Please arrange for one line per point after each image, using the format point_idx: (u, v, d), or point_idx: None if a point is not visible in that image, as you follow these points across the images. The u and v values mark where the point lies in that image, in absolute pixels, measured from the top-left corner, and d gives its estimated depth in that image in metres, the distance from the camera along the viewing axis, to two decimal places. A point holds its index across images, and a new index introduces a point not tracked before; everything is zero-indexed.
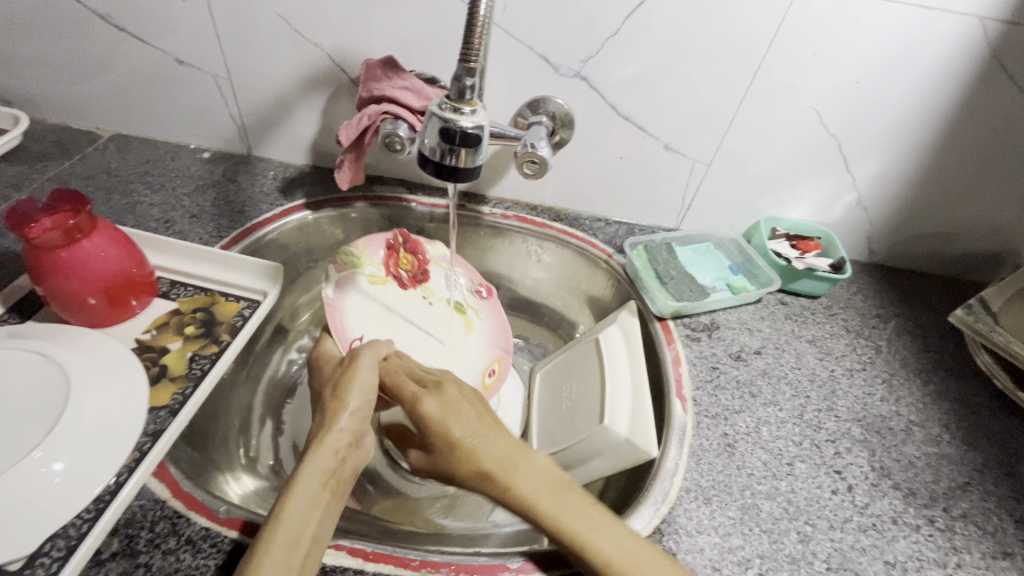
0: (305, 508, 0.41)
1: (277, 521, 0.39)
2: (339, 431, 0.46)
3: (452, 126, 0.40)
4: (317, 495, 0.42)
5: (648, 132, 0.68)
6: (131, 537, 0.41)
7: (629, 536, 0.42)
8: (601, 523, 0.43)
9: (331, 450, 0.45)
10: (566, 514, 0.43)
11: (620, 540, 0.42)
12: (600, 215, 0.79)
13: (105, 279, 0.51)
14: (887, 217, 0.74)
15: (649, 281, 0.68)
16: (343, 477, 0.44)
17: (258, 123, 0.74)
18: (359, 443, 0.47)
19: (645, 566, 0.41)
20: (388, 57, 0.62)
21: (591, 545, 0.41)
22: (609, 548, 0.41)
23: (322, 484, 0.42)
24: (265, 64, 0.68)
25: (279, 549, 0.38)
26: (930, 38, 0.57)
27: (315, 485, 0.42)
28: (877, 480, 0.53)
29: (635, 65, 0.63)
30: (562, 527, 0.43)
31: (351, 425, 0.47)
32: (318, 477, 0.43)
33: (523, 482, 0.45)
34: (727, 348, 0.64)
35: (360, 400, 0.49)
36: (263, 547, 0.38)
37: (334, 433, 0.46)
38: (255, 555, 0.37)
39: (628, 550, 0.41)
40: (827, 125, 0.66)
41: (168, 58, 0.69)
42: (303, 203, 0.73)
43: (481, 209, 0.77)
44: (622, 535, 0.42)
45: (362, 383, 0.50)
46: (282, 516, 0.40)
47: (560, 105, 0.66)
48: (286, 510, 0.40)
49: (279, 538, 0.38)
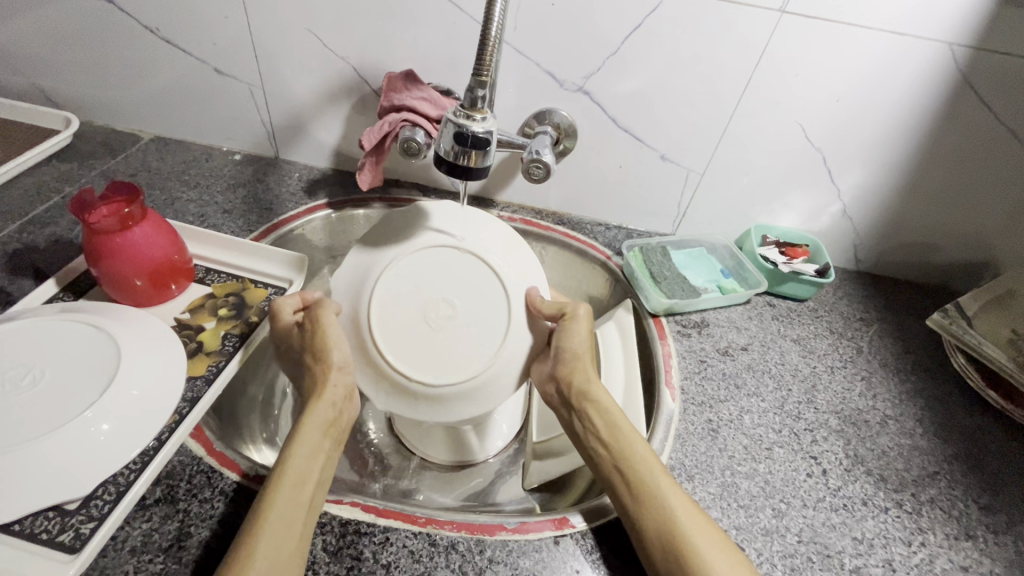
0: (308, 455, 0.47)
1: (285, 464, 0.46)
2: (330, 388, 0.52)
3: (465, 131, 0.46)
4: (317, 443, 0.49)
5: (645, 142, 0.74)
6: (171, 487, 0.47)
7: (698, 511, 0.47)
8: (681, 491, 0.48)
9: (324, 402, 0.51)
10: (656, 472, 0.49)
11: (693, 508, 0.47)
12: (601, 220, 0.84)
13: (151, 263, 0.57)
14: (871, 227, 0.78)
15: (644, 280, 0.73)
16: (339, 428, 0.51)
17: (286, 128, 0.81)
18: (348, 397, 0.54)
19: (708, 535, 0.45)
20: (408, 71, 0.68)
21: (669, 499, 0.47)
22: (680, 505, 0.47)
23: (322, 435, 0.50)
24: (296, 75, 0.74)
25: (286, 488, 0.44)
26: (905, 61, 0.63)
27: (315, 436, 0.49)
28: (850, 466, 0.57)
29: (634, 82, 0.68)
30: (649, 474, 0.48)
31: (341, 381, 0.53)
32: (317, 429, 0.50)
33: (632, 438, 0.51)
34: (715, 344, 0.69)
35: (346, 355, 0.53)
36: (274, 486, 0.44)
37: (324, 389, 0.52)
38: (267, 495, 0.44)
39: (692, 513, 0.46)
40: (813, 139, 0.71)
41: (208, 68, 0.76)
42: (325, 202, 0.79)
43: (489, 212, 0.83)
44: (693, 505, 0.47)
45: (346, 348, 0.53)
46: (288, 461, 0.46)
47: (564, 116, 0.72)
48: (293, 458, 0.46)
49: (286, 478, 0.45)
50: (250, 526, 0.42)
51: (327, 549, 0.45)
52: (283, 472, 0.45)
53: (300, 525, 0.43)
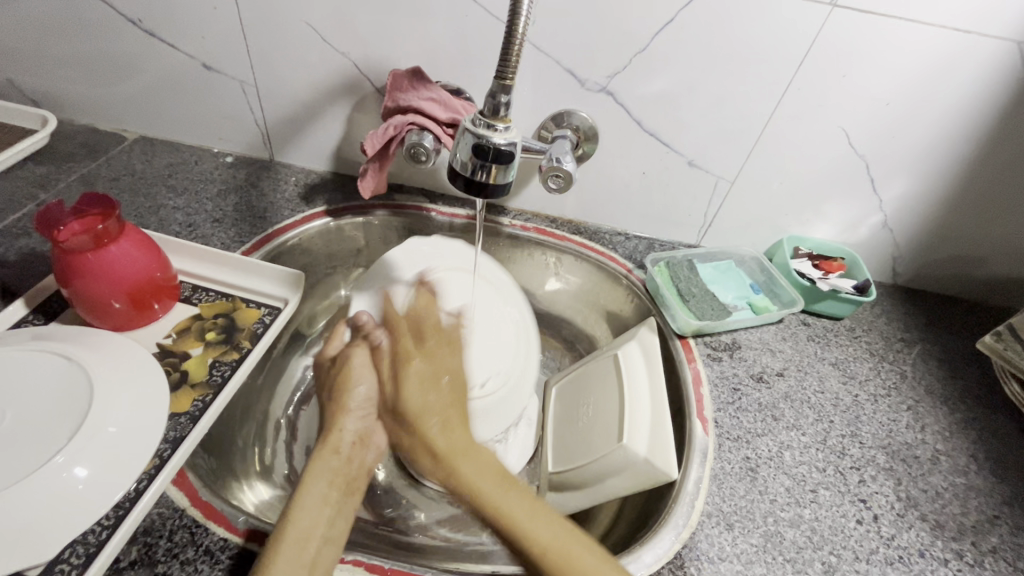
0: (315, 508, 0.44)
1: (286, 522, 0.42)
2: (342, 432, 0.52)
3: (486, 142, 0.40)
4: (325, 496, 0.46)
5: (672, 147, 0.68)
6: (149, 546, 0.41)
7: (568, 528, 0.44)
8: (543, 514, 0.45)
9: (337, 451, 0.50)
10: (503, 498, 0.45)
11: (561, 528, 0.44)
12: (620, 229, 0.78)
13: (130, 284, 0.51)
14: (913, 239, 0.73)
15: (671, 298, 0.67)
16: (352, 479, 0.49)
17: (281, 129, 0.75)
18: (365, 442, 0.53)
19: (581, 554, 0.42)
20: (414, 68, 0.62)
21: (524, 528, 0.43)
22: (545, 535, 0.43)
23: (330, 484, 0.47)
24: (292, 72, 0.68)
25: (288, 549, 0.40)
26: (965, 61, 0.57)
27: (322, 486, 0.46)
28: (903, 510, 0.52)
29: (663, 82, 0.62)
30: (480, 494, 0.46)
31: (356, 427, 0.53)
32: (325, 479, 0.47)
33: (469, 470, 0.48)
34: (748, 369, 0.63)
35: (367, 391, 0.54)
36: (276, 543, 0.40)
37: (336, 436, 0.52)
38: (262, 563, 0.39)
39: (562, 535, 0.43)
40: (855, 145, 0.65)
41: (196, 64, 0.70)
42: (324, 209, 0.73)
43: (501, 220, 0.77)
44: (560, 524, 0.44)
45: (364, 377, 0.54)
46: (293, 517, 0.42)
47: (584, 119, 0.66)
48: (298, 510, 0.43)
49: (288, 537, 0.41)
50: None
51: None
52: (285, 527, 0.41)
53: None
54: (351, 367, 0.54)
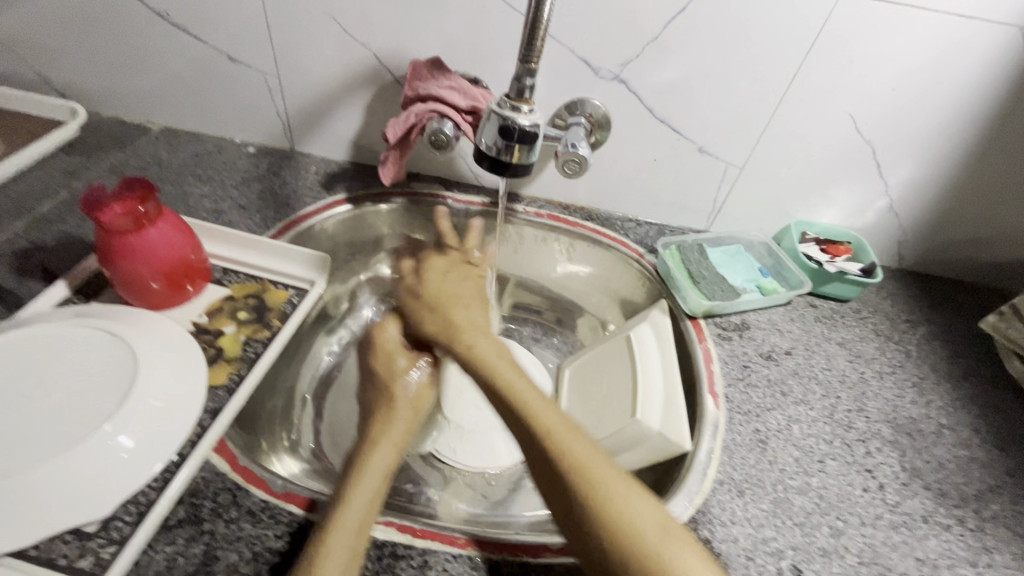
0: (369, 492, 0.44)
1: (348, 491, 0.44)
2: (399, 426, 0.51)
3: (511, 123, 0.42)
4: (385, 470, 0.47)
5: (682, 134, 0.70)
6: (195, 506, 0.44)
7: (614, 468, 0.42)
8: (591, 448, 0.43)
9: (394, 442, 0.50)
10: (556, 425, 0.44)
11: (604, 463, 0.42)
12: (631, 216, 0.80)
13: (166, 264, 0.54)
14: (917, 223, 0.74)
15: (682, 280, 0.69)
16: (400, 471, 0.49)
17: (302, 119, 0.77)
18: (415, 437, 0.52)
19: (624, 492, 0.40)
20: (434, 58, 0.64)
21: (568, 450, 0.43)
22: (584, 457, 0.42)
23: (391, 457, 0.48)
24: (314, 63, 0.70)
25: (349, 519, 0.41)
26: (968, 47, 0.58)
27: (385, 460, 0.48)
28: (907, 479, 0.54)
29: (674, 70, 0.64)
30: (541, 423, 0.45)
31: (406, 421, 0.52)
32: (381, 470, 0.47)
33: (532, 400, 0.47)
34: (758, 348, 0.65)
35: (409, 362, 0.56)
36: (329, 528, 0.41)
37: (397, 429, 0.51)
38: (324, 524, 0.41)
39: (605, 468, 0.42)
40: (862, 131, 0.67)
41: (221, 56, 0.72)
42: (344, 197, 0.75)
43: (515, 207, 0.79)
44: (603, 458, 0.43)
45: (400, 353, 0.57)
46: (353, 488, 0.44)
47: (597, 107, 0.68)
48: (358, 484, 0.44)
49: (343, 522, 0.41)
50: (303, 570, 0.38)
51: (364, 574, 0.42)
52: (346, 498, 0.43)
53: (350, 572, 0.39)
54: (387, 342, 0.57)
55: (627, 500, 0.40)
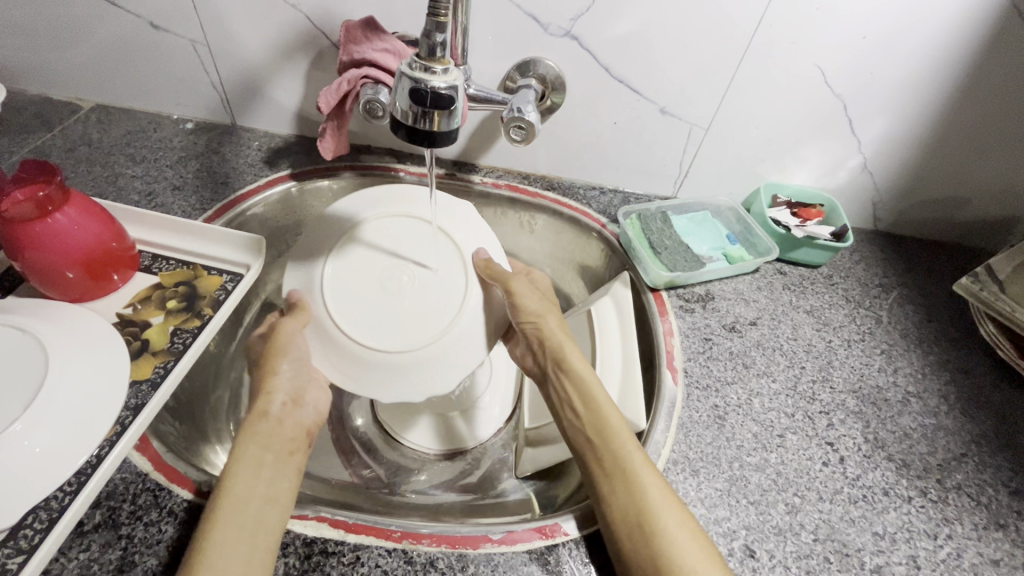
0: (252, 467, 0.42)
1: (224, 489, 0.41)
2: (274, 393, 0.47)
3: (423, 87, 0.40)
4: (259, 458, 0.43)
5: (643, 95, 0.65)
6: (113, 509, 0.42)
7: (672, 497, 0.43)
8: (650, 467, 0.45)
9: (264, 412, 0.46)
10: (612, 414, 0.48)
11: (623, 425, 0.48)
12: (595, 183, 0.76)
13: (81, 253, 0.50)
14: (894, 182, 0.71)
15: (642, 250, 0.66)
16: (283, 434, 0.46)
17: (240, 92, 0.72)
18: (298, 400, 0.47)
19: (635, 450, 0.46)
20: (367, 17, 0.58)
21: (635, 477, 0.44)
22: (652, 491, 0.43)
23: (264, 446, 0.44)
24: (243, 29, 0.65)
25: (225, 517, 0.39)
26: None
27: (256, 449, 0.44)
28: (870, 451, 0.53)
29: (628, 23, 0.59)
30: (619, 452, 0.46)
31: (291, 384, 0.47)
32: (257, 442, 0.44)
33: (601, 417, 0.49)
34: (721, 319, 0.62)
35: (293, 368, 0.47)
36: (214, 521, 0.39)
37: (265, 397, 0.46)
38: (202, 535, 0.38)
39: (621, 431, 0.47)
40: (833, 85, 0.62)
41: (144, 24, 0.67)
42: (288, 173, 0.71)
43: (472, 177, 0.75)
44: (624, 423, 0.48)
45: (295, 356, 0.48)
46: (230, 486, 0.41)
47: (550, 67, 0.63)
48: (232, 480, 0.41)
49: (228, 501, 0.40)
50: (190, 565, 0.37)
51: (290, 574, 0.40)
52: (221, 498, 0.40)
53: (247, 551, 0.38)
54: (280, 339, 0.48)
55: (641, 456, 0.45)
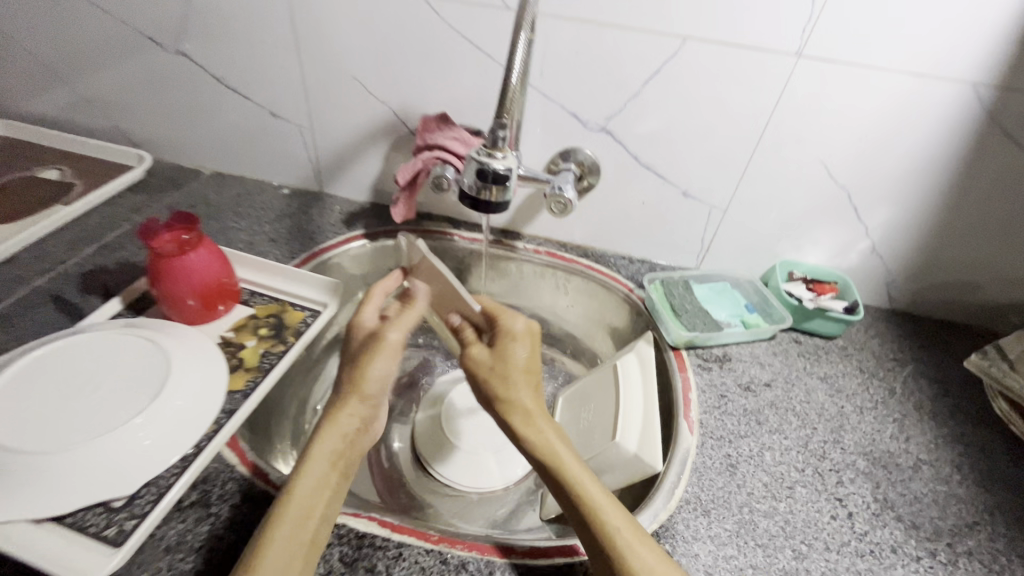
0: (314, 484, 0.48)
1: (288, 500, 0.46)
2: (348, 416, 0.52)
3: (487, 170, 0.51)
4: (324, 476, 0.48)
5: (668, 180, 0.76)
6: (207, 491, 0.51)
7: (653, 546, 0.45)
8: (619, 508, 0.46)
9: (340, 432, 0.52)
10: (581, 474, 0.48)
11: (631, 524, 0.45)
12: (625, 254, 0.86)
13: (203, 283, 0.63)
14: (904, 265, 0.77)
15: (664, 312, 0.74)
16: (349, 458, 0.51)
17: (331, 166, 0.88)
18: (367, 426, 0.54)
19: (642, 545, 0.44)
20: (442, 114, 0.74)
21: (605, 520, 0.45)
22: (619, 527, 0.45)
23: (330, 466, 0.49)
24: (342, 118, 0.81)
25: (288, 526, 0.44)
26: (933, 86, 0.62)
27: (322, 467, 0.49)
28: (879, 510, 0.55)
29: (655, 123, 0.71)
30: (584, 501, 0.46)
31: (359, 412, 0.53)
32: (325, 460, 0.49)
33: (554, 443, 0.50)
34: (737, 379, 0.68)
35: (386, 368, 0.55)
36: (276, 525, 0.44)
37: (344, 417, 0.52)
38: (266, 537, 0.44)
39: (631, 534, 0.45)
40: (836, 177, 0.71)
41: (265, 112, 0.84)
42: (362, 232, 0.85)
43: (516, 244, 0.86)
44: (632, 524, 0.45)
45: (384, 359, 0.55)
46: (294, 495, 0.46)
47: (587, 155, 0.76)
48: (297, 492, 0.47)
49: (289, 517, 0.45)
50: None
51: (343, 560, 0.47)
52: (284, 509, 0.45)
53: (300, 562, 0.43)
54: (371, 366, 0.54)
55: (643, 544, 0.44)
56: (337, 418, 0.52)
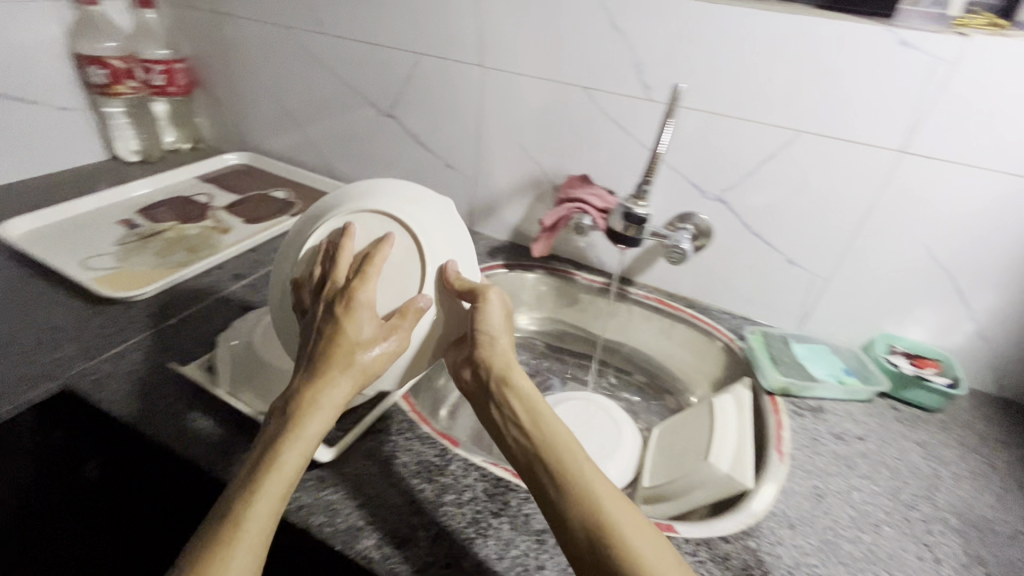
0: (283, 470, 0.51)
1: (261, 481, 0.50)
2: (331, 393, 0.54)
3: (632, 214, 0.67)
4: (295, 462, 0.51)
5: (774, 247, 0.87)
6: (388, 425, 0.68)
7: (674, 561, 0.48)
8: (644, 525, 0.49)
9: (331, 409, 0.54)
10: (599, 485, 0.50)
11: (655, 544, 0.48)
12: (727, 310, 0.96)
13: None
14: (1012, 353, 0.80)
15: (763, 359, 0.82)
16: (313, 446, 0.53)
17: (483, 209, 1.09)
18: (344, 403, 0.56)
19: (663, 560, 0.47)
20: (584, 176, 0.93)
21: (628, 538, 0.47)
22: (643, 546, 0.47)
23: (302, 448, 0.52)
24: (501, 172, 1.03)
25: (257, 509, 0.48)
26: None
27: (298, 453, 0.52)
28: (969, 562, 0.58)
29: (767, 197, 0.84)
30: (603, 511, 0.49)
31: (338, 398, 0.54)
32: (300, 444, 0.52)
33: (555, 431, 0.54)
34: (830, 428, 0.74)
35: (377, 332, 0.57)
36: (247, 506, 0.48)
37: (326, 394, 0.54)
38: (239, 512, 0.48)
39: (654, 551, 0.47)
40: (939, 259, 0.78)
41: (442, 163, 1.09)
42: (502, 262, 1.03)
43: (629, 288, 1.00)
44: (658, 543, 0.48)
45: (362, 336, 0.56)
46: (268, 477, 0.50)
47: (704, 220, 0.89)
48: (271, 477, 0.50)
49: (255, 505, 0.48)
50: (237, 514, 0.48)
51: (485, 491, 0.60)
52: (258, 490, 0.49)
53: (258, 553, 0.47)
54: (350, 331, 0.56)
55: (644, 542, 0.48)
56: (323, 389, 0.54)
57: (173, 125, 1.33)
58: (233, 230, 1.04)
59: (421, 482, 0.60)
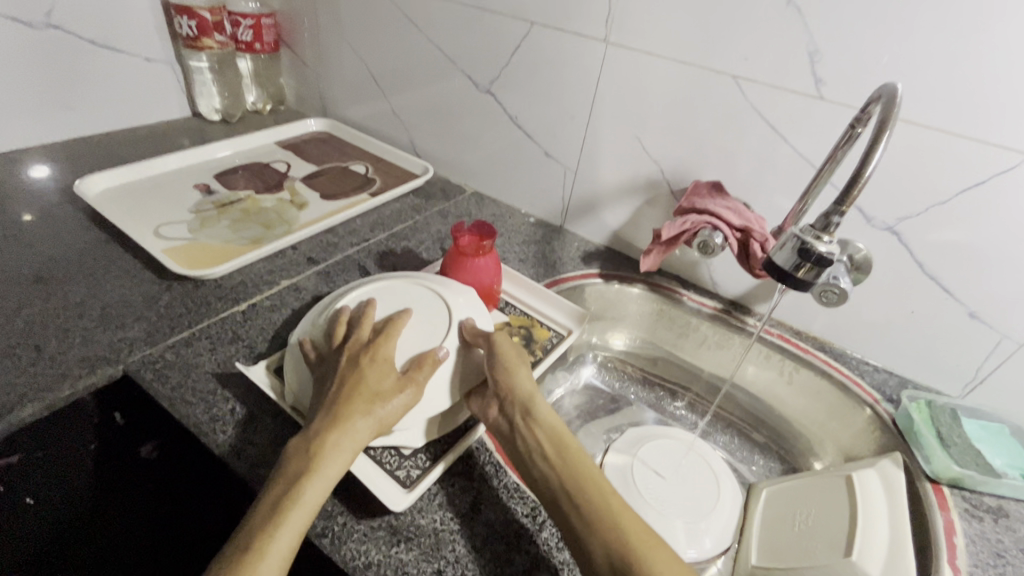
0: (303, 512, 0.45)
1: (277, 525, 0.44)
2: (357, 434, 0.49)
3: (811, 249, 0.52)
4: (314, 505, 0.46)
5: (953, 296, 0.70)
6: (469, 465, 0.57)
7: None
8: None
9: (347, 452, 0.49)
10: (641, 536, 0.45)
11: None
12: (869, 360, 0.80)
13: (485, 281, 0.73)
14: None
15: (929, 437, 0.66)
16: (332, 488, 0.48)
17: (581, 207, 0.96)
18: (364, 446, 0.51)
19: None
20: (716, 182, 0.78)
21: None
22: None
23: (323, 491, 0.47)
24: (609, 168, 0.89)
25: (271, 559, 0.42)
26: None
27: (317, 496, 0.46)
28: None
29: (960, 235, 0.66)
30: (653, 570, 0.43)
31: (364, 435, 0.50)
32: (321, 485, 0.47)
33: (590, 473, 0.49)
34: (1018, 541, 0.59)
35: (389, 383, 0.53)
36: (258, 555, 0.42)
37: (351, 431, 0.49)
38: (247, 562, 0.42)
39: None
40: None
41: (539, 150, 0.96)
42: (598, 271, 0.91)
43: (747, 319, 0.85)
44: None
45: (381, 382, 0.53)
46: (283, 520, 0.44)
47: (861, 251, 0.72)
48: (288, 521, 0.44)
49: (270, 553, 0.43)
50: (253, 549, 0.43)
51: None
52: (271, 536, 0.43)
53: None
54: (368, 374, 0.53)
55: None
56: (346, 428, 0.49)
57: (255, 84, 1.26)
58: (310, 205, 0.97)
59: (510, 550, 0.50)
